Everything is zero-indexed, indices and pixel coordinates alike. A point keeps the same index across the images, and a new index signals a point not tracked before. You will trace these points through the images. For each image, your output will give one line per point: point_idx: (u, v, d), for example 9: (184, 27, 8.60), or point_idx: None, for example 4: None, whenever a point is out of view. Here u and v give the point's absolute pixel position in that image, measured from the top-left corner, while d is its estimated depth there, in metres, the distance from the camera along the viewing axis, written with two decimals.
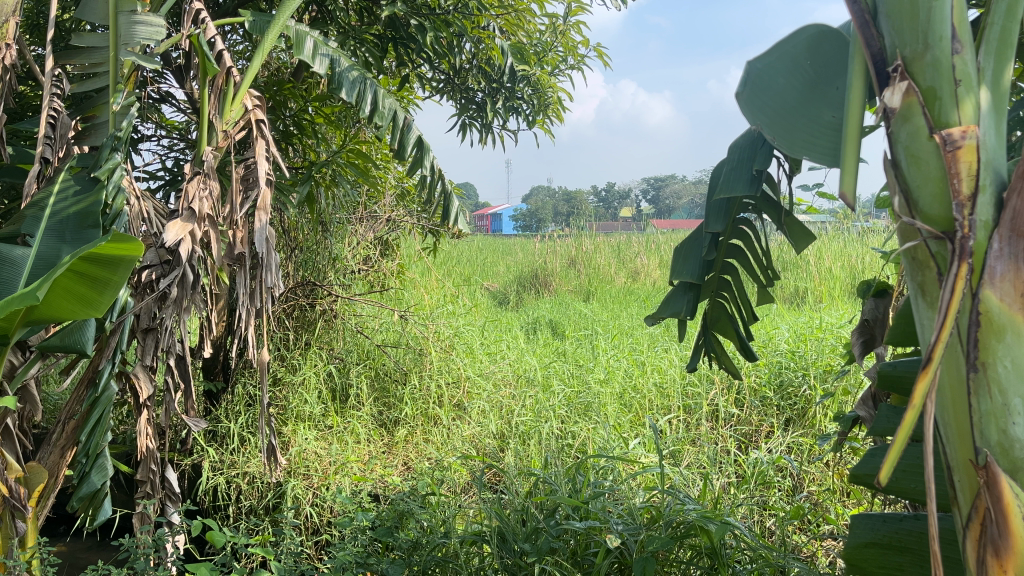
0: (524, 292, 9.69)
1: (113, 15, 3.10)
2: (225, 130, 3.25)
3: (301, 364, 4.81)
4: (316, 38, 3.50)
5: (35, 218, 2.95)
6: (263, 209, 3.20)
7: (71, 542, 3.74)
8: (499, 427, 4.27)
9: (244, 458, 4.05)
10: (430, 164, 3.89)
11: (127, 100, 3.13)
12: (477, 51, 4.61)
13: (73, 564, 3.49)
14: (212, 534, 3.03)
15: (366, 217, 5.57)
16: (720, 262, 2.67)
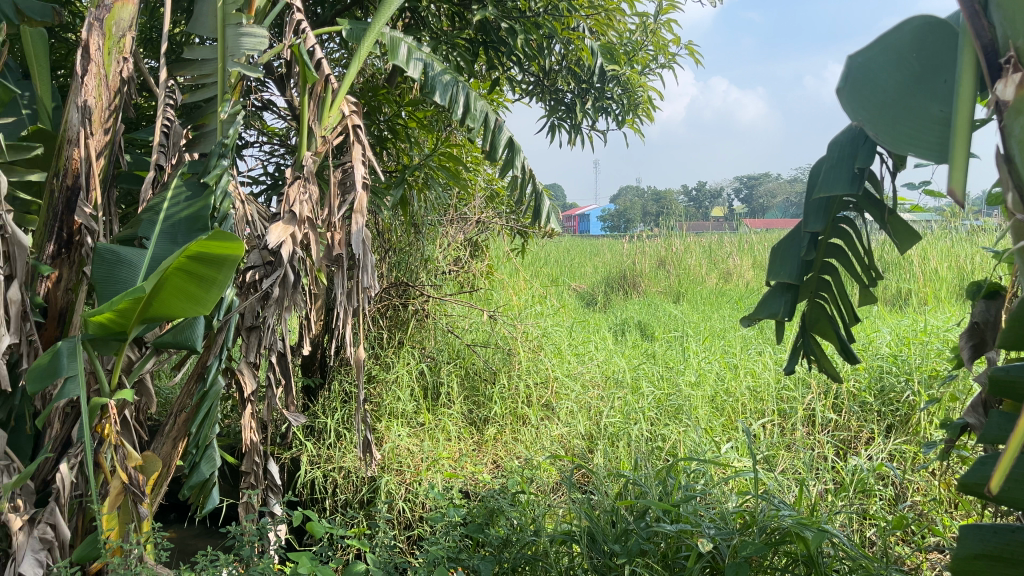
0: (612, 293, 9.64)
1: (221, 28, 3.27)
2: (324, 136, 3.38)
3: (394, 363, 4.92)
4: (409, 44, 3.60)
5: (151, 222, 3.11)
6: (359, 212, 3.30)
7: (180, 528, 3.95)
8: (587, 427, 4.27)
9: (340, 453, 4.18)
10: (521, 164, 3.92)
11: (234, 109, 3.30)
12: (567, 53, 4.58)
13: (183, 550, 3.69)
14: (312, 524, 3.15)
15: (457, 218, 5.65)
16: (819, 262, 2.60)
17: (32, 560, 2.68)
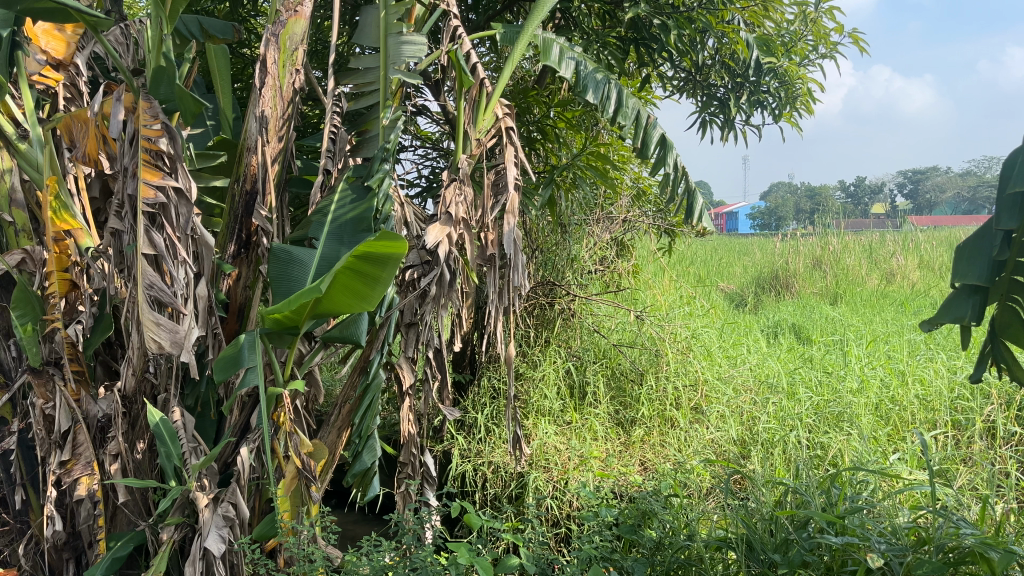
0: (763, 294, 9.30)
1: (383, 37, 3.41)
2: (478, 138, 3.47)
3: (541, 361, 4.98)
4: (561, 44, 3.63)
5: (320, 223, 3.30)
6: (512, 213, 3.35)
7: (341, 513, 4.18)
8: (740, 432, 4.15)
9: (489, 448, 4.28)
10: (674, 161, 3.86)
11: (395, 115, 3.46)
12: (721, 47, 4.47)
13: (346, 535, 3.90)
14: (470, 516, 3.23)
15: (603, 218, 5.60)
16: (1014, 262, 2.40)
17: (217, 535, 2.90)
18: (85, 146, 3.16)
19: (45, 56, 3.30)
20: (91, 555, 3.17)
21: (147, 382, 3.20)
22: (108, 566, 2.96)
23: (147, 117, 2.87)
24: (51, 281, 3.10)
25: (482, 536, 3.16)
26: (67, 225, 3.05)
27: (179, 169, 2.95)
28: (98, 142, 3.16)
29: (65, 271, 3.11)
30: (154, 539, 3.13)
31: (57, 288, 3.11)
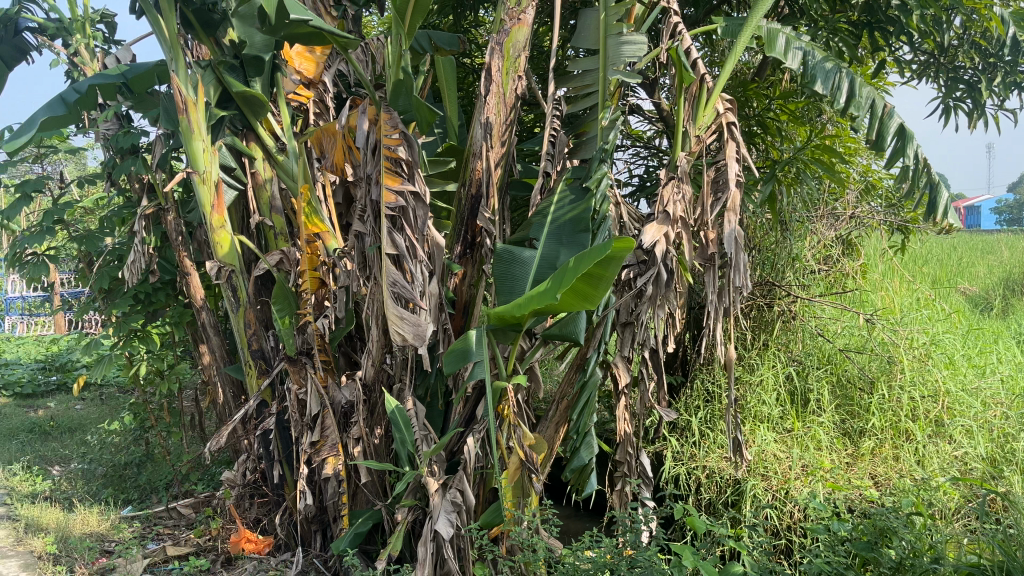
0: (1013, 297, 8.33)
1: (604, 38, 3.44)
2: (698, 135, 3.42)
3: (759, 365, 4.79)
4: (788, 34, 3.49)
5: (541, 224, 3.39)
6: (733, 211, 3.25)
7: (561, 510, 4.27)
8: (991, 450, 3.75)
9: (703, 452, 4.18)
10: (914, 153, 3.57)
11: (614, 115, 3.50)
12: (970, 25, 4.08)
13: (568, 531, 4.00)
14: (694, 520, 3.16)
15: (828, 215, 5.29)
16: None
17: (446, 520, 3.05)
18: (334, 157, 3.49)
19: (299, 76, 3.67)
20: (336, 529, 3.47)
21: (384, 372, 3.45)
22: (350, 540, 3.24)
23: (388, 127, 3.15)
24: (305, 279, 3.45)
25: (707, 541, 3.08)
26: (317, 228, 3.38)
27: (416, 174, 3.20)
28: (344, 153, 3.48)
29: (315, 270, 3.46)
30: (389, 518, 3.38)
31: (309, 285, 3.45)
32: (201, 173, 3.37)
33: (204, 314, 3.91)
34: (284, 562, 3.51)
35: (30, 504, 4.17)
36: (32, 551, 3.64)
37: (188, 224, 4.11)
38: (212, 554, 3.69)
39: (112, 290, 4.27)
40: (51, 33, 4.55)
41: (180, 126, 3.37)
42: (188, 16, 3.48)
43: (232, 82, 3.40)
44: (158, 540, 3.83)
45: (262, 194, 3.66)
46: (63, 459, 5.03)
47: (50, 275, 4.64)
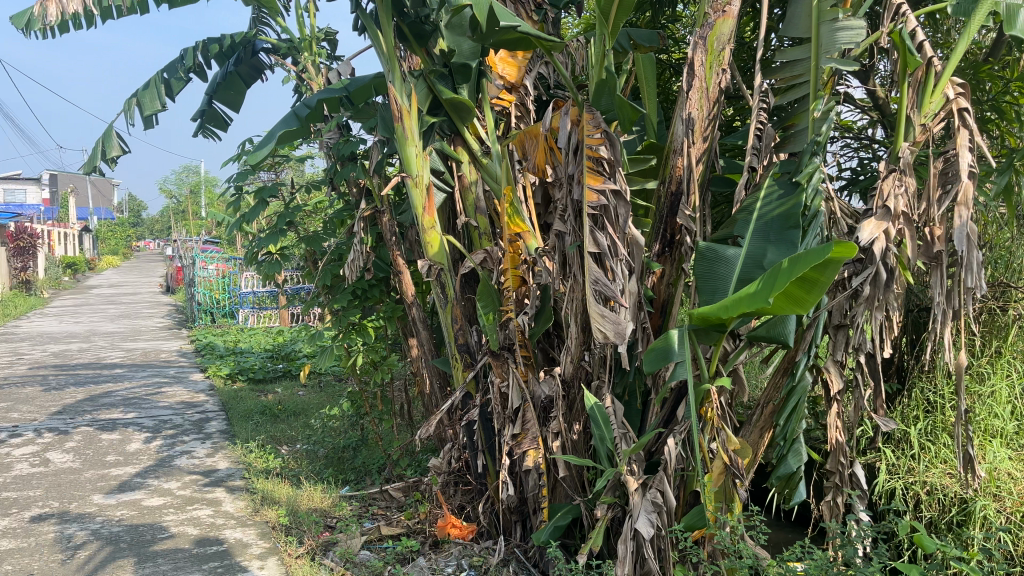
0: None
1: (816, 25, 3.30)
2: (923, 124, 3.14)
3: (990, 374, 4.31)
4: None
5: (746, 221, 3.28)
6: (964, 206, 2.98)
7: (770, 523, 4.11)
8: None
9: (923, 466, 3.87)
10: None
11: (827, 105, 3.32)
12: None
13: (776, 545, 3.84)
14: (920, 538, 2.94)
15: None
16: None
17: (646, 519, 3.04)
18: (536, 159, 3.56)
19: (502, 81, 3.81)
20: (535, 520, 3.59)
21: (582, 369, 3.44)
22: (551, 532, 3.32)
23: (591, 127, 3.23)
24: (506, 277, 3.58)
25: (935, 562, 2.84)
26: (519, 228, 3.49)
27: (617, 173, 3.25)
28: (546, 154, 3.52)
29: (517, 268, 3.58)
30: (588, 514, 3.41)
31: (510, 282, 3.58)
32: (413, 177, 3.57)
33: (413, 309, 4.10)
34: (487, 549, 3.66)
35: (265, 479, 4.64)
36: (267, 522, 4.05)
37: (401, 225, 4.40)
38: (421, 536, 3.93)
39: (334, 286, 4.65)
40: (284, 53, 5.02)
41: (396, 134, 3.59)
42: (404, 29, 3.75)
43: (443, 90, 3.61)
44: (373, 519, 4.13)
45: (467, 195, 3.79)
46: (291, 440, 5.55)
47: (281, 273, 5.13)
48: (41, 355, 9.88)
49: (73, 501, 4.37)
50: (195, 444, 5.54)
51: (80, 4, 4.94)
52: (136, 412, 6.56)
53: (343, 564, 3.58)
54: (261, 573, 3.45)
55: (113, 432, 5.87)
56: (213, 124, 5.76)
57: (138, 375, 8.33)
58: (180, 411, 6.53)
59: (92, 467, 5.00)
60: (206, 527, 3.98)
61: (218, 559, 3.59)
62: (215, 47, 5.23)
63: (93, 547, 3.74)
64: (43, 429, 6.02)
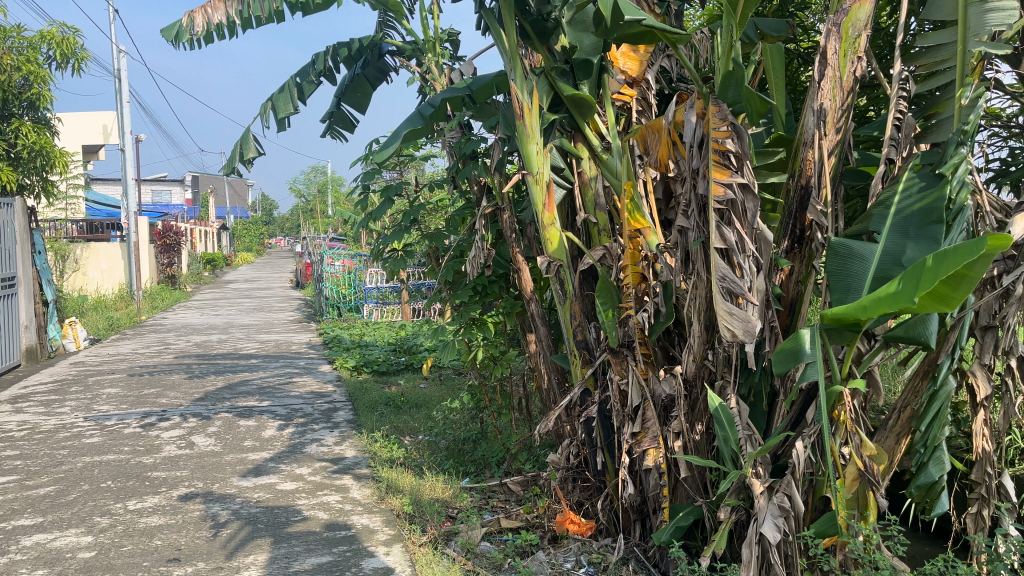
0: None
1: (962, 8, 3.16)
2: None
3: None
4: None
5: (883, 216, 3.12)
6: None
7: (909, 535, 3.91)
8: None
9: None
10: None
11: (976, 92, 3.09)
12: None
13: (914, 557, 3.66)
14: None
15: None
16: None
17: (773, 524, 2.96)
18: (658, 153, 3.53)
19: (624, 75, 3.77)
20: (655, 520, 3.54)
21: (706, 369, 3.37)
22: (672, 533, 3.27)
23: (717, 120, 3.16)
24: (626, 273, 3.54)
25: None
26: (639, 224, 3.44)
27: (745, 167, 3.15)
28: (669, 148, 3.49)
29: (637, 265, 3.52)
30: (711, 516, 3.34)
31: (630, 279, 3.53)
32: (534, 174, 3.58)
33: (533, 305, 4.11)
34: (607, 547, 3.66)
35: (390, 468, 4.81)
36: (393, 509, 4.19)
37: (522, 221, 4.44)
38: (541, 531, 3.96)
39: (456, 282, 4.76)
40: (409, 55, 5.17)
41: (519, 131, 3.64)
42: (526, 26, 3.75)
43: (564, 87, 3.60)
44: (493, 512, 4.20)
45: (587, 191, 3.76)
46: (413, 431, 5.71)
47: (405, 269, 5.30)
48: (185, 345, 10.60)
49: (215, 482, 4.67)
50: (324, 432, 5.80)
51: (223, 15, 5.25)
52: (270, 400, 6.94)
53: (464, 554, 3.68)
54: (388, 558, 3.57)
55: (250, 418, 6.23)
56: (342, 125, 6.00)
57: (272, 365, 8.80)
58: (311, 401, 6.85)
59: (232, 451, 5.32)
60: (336, 512, 4.16)
61: (348, 544, 3.74)
62: (345, 50, 5.45)
63: (235, 526, 3.98)
64: (188, 414, 6.45)
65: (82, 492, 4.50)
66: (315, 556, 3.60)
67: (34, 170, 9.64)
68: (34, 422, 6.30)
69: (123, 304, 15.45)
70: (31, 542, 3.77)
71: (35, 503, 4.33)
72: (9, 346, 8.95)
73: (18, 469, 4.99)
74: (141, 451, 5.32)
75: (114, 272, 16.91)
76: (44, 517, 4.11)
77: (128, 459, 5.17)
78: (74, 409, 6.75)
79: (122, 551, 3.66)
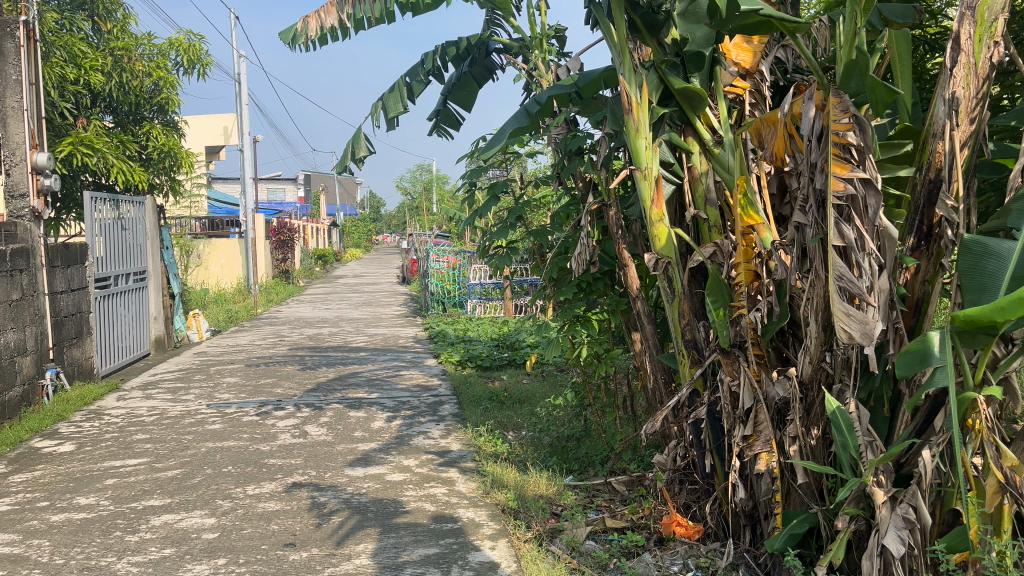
0: None
1: None
2: None
3: None
4: None
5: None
6: None
7: None
8: None
9: None
10: None
11: None
12: None
13: None
14: None
15: None
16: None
17: (896, 536, 2.83)
18: (774, 147, 3.39)
19: (737, 68, 3.62)
20: (767, 526, 3.44)
21: (823, 371, 3.22)
22: (785, 540, 3.15)
23: (838, 112, 3.02)
24: (738, 271, 3.43)
25: None
26: (753, 220, 3.33)
27: (867, 161, 3.03)
28: (785, 141, 3.34)
29: (750, 262, 3.40)
30: (828, 525, 3.20)
31: (743, 277, 3.41)
32: (643, 170, 3.51)
33: (638, 303, 4.05)
34: (715, 551, 3.57)
35: (494, 462, 4.85)
36: (497, 504, 4.23)
37: (627, 217, 4.36)
38: (647, 532, 3.90)
39: (560, 279, 4.75)
40: (515, 52, 5.20)
41: (627, 126, 3.58)
42: (635, 21, 3.69)
43: (674, 80, 3.55)
44: (598, 510, 4.17)
45: (697, 186, 3.66)
46: (517, 427, 5.74)
47: (510, 266, 5.31)
48: (298, 338, 11.05)
49: (327, 471, 4.83)
50: (430, 425, 5.91)
51: (336, 18, 5.43)
52: (378, 392, 7.12)
53: (569, 552, 3.67)
54: (493, 553, 3.60)
55: (359, 410, 6.41)
56: (447, 124, 6.09)
57: (381, 358, 9.05)
58: (417, 394, 7.00)
59: (343, 441, 5.49)
60: (442, 505, 4.23)
61: (454, 536, 3.80)
62: (453, 49, 5.54)
63: (344, 514, 4.11)
64: (301, 404, 6.70)
65: (206, 476, 4.75)
66: (422, 548, 3.66)
67: (163, 170, 10.24)
68: (163, 408, 6.70)
69: (241, 297, 16.23)
70: (160, 522, 4.01)
71: (164, 484, 4.60)
72: (140, 335, 9.54)
73: (148, 452, 5.31)
74: (258, 439, 5.57)
75: (233, 267, 17.78)
76: (171, 498, 4.36)
77: (247, 446, 5.42)
78: (198, 396, 7.14)
79: (242, 534, 3.84)
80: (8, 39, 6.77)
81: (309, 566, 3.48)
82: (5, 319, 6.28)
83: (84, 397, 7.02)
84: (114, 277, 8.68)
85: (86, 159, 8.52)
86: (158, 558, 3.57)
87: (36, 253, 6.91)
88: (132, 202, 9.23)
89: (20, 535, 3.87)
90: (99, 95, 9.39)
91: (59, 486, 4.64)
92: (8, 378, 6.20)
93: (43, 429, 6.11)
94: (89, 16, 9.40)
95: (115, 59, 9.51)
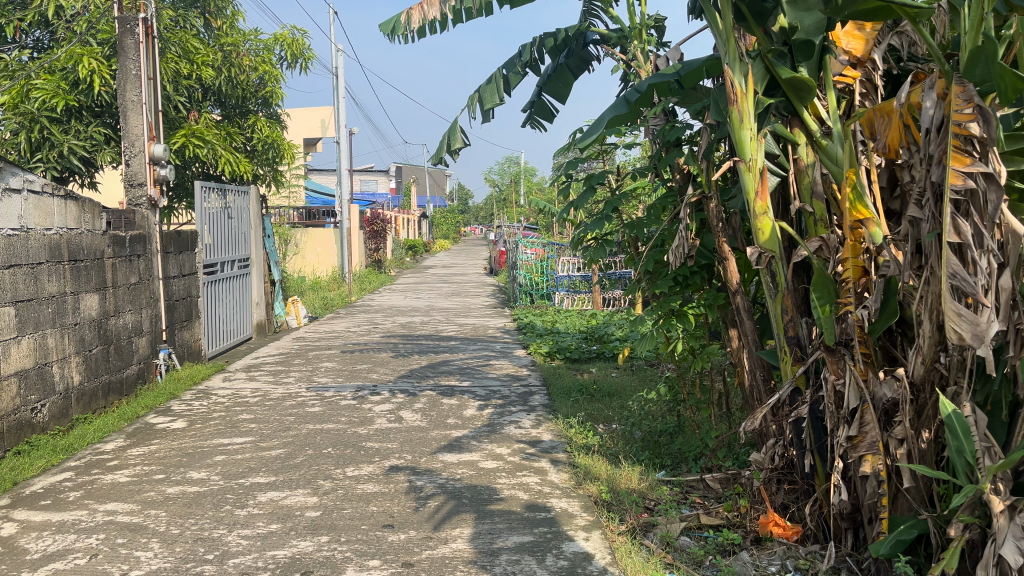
0: None
1: None
2: None
3: None
4: None
5: None
6: None
7: None
8: None
9: None
10: None
11: None
12: None
13: None
14: None
15: None
16: None
17: (1015, 546, 2.70)
18: (887, 138, 3.24)
19: (848, 56, 3.49)
20: (871, 531, 3.33)
21: (936, 372, 3.09)
22: (892, 546, 3.02)
23: (960, 102, 2.87)
24: (846, 267, 3.35)
25: None
26: (862, 214, 3.25)
27: (989, 154, 2.87)
28: (900, 131, 3.20)
29: (858, 258, 3.32)
30: (939, 532, 3.07)
31: (850, 273, 3.33)
32: (747, 161, 3.43)
33: (738, 298, 3.98)
34: (815, 554, 3.49)
35: (586, 455, 4.87)
36: (590, 496, 4.25)
37: (728, 211, 4.27)
38: (742, 530, 3.83)
39: (656, 272, 4.71)
40: (614, 42, 5.19)
41: (731, 117, 3.50)
42: (742, 8, 3.60)
43: (781, 70, 3.45)
44: (692, 507, 4.12)
45: (803, 178, 3.56)
46: (607, 419, 5.73)
47: (605, 258, 5.28)
48: (391, 326, 11.29)
49: (422, 456, 4.93)
50: (522, 415, 5.96)
51: (438, 10, 5.50)
52: (470, 380, 7.24)
53: (663, 547, 3.66)
54: (587, 544, 3.62)
55: (451, 397, 6.52)
56: (542, 115, 6.11)
57: (471, 348, 9.17)
58: (508, 384, 7.07)
59: (437, 427, 5.60)
60: (536, 494, 4.27)
61: (548, 525, 3.83)
62: (551, 41, 5.51)
63: (440, 499, 4.19)
64: (396, 389, 6.87)
65: (307, 456, 4.92)
66: (517, 535, 3.70)
67: (266, 161, 10.65)
68: (265, 389, 6.99)
69: (335, 285, 16.70)
70: (266, 498, 4.18)
71: (268, 463, 4.79)
72: (243, 320, 9.95)
73: (253, 432, 5.54)
74: (356, 422, 5.74)
75: (328, 256, 18.35)
76: (276, 477, 4.54)
77: (345, 429, 5.58)
78: (298, 380, 7.41)
79: (342, 514, 3.96)
80: (128, 35, 7.15)
81: (406, 548, 3.56)
82: (124, 301, 6.65)
83: (193, 376, 7.37)
84: (221, 263, 9.08)
85: (197, 150, 8.93)
86: (266, 532, 3.72)
87: (151, 239, 7.28)
88: (238, 192, 9.60)
89: (139, 505, 4.10)
90: (209, 89, 9.78)
91: (172, 460, 4.89)
92: (126, 356, 6.56)
93: (157, 406, 6.45)
94: (202, 14, 9.86)
95: (225, 54, 9.89)
